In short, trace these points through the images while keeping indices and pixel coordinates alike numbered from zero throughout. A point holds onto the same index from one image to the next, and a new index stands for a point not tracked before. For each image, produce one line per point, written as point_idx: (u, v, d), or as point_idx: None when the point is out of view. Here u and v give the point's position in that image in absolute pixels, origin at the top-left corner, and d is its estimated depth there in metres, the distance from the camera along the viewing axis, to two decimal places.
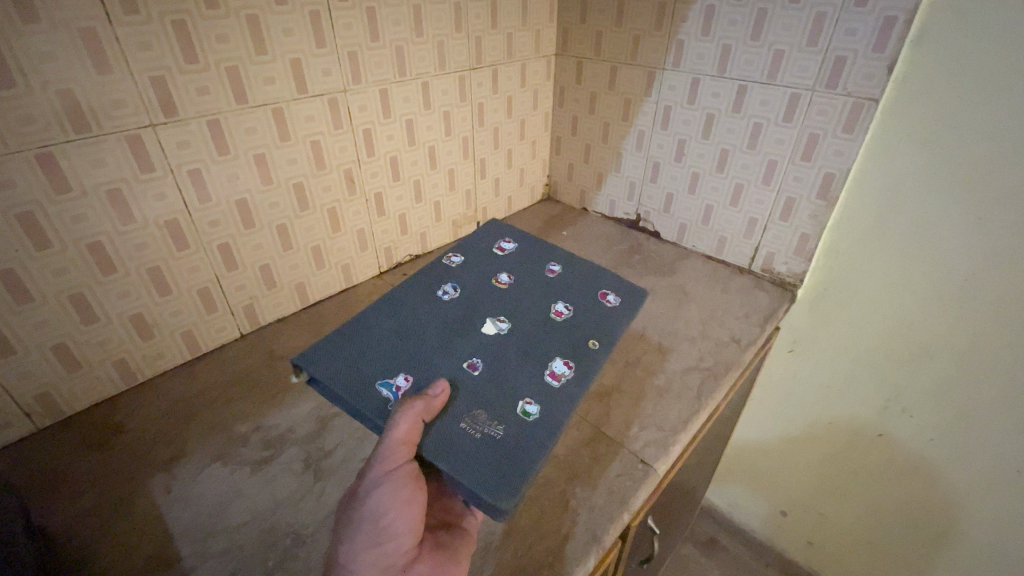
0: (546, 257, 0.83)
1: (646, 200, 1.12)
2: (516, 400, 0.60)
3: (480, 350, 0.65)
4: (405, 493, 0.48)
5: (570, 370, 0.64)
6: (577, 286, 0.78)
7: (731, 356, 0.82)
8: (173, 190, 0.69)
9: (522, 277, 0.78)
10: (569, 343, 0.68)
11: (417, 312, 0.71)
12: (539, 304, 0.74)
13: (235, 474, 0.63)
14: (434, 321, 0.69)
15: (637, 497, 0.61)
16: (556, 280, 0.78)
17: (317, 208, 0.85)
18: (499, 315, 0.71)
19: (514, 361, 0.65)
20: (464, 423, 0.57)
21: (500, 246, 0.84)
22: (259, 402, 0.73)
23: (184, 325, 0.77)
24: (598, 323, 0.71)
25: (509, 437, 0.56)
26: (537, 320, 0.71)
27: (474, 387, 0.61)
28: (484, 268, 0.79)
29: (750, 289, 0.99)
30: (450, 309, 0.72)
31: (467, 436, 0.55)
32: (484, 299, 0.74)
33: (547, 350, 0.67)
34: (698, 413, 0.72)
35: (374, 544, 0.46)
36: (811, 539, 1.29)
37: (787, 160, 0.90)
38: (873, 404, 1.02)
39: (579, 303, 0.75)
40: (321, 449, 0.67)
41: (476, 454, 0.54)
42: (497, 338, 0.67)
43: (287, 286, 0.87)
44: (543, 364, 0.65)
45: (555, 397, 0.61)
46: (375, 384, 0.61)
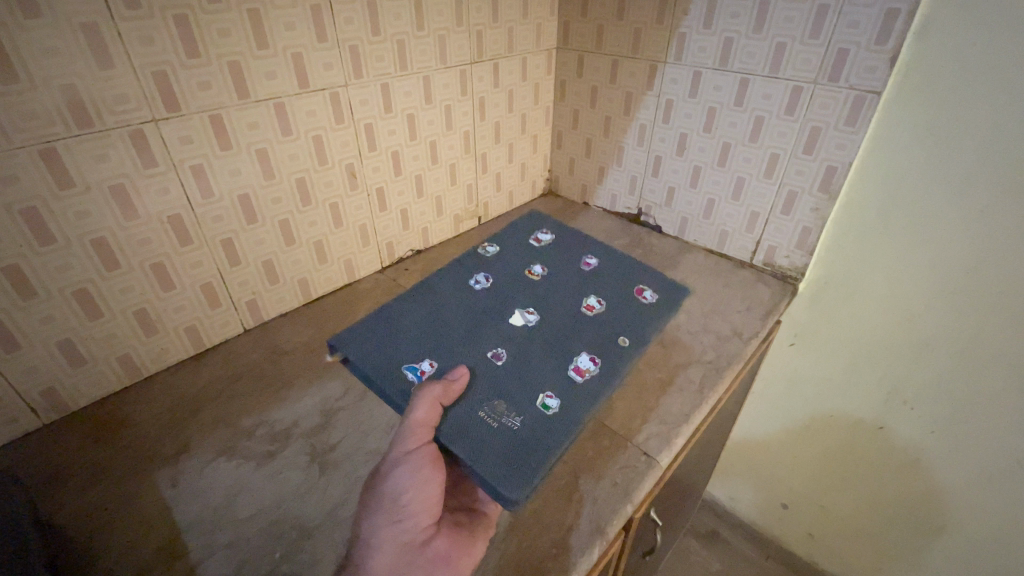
0: (581, 251, 0.84)
1: (647, 194, 1.12)
2: (537, 393, 0.61)
3: (506, 340, 0.67)
4: (423, 472, 0.49)
5: (595, 365, 0.64)
6: (612, 282, 0.78)
7: (734, 349, 0.83)
8: (176, 186, 0.69)
9: (556, 270, 0.79)
10: (598, 338, 0.68)
11: (447, 299, 0.73)
12: (571, 297, 0.75)
13: (241, 468, 0.64)
14: (464, 310, 0.71)
15: (640, 488, 0.62)
16: (590, 274, 0.79)
17: (319, 203, 0.85)
18: (528, 306, 0.72)
19: (541, 352, 0.66)
20: (483, 411, 0.58)
21: (534, 241, 0.86)
22: (265, 397, 0.74)
23: (188, 320, 0.77)
24: (629, 321, 0.72)
25: (529, 427, 0.57)
26: (567, 312, 0.72)
27: (496, 376, 0.62)
28: (518, 261, 0.81)
29: (752, 283, 0.99)
30: (482, 299, 0.73)
31: (486, 425, 0.57)
32: (515, 291, 0.75)
33: (573, 343, 0.67)
34: (700, 405, 0.73)
35: (394, 521, 0.47)
36: (811, 531, 1.29)
37: (789, 153, 0.90)
38: (875, 397, 1.02)
39: (609, 298, 0.75)
40: (326, 443, 0.67)
41: (494, 442, 0.55)
42: (524, 329, 0.69)
43: (289, 281, 0.88)
44: (567, 358, 0.65)
45: (579, 392, 0.61)
46: (402, 367, 0.63)
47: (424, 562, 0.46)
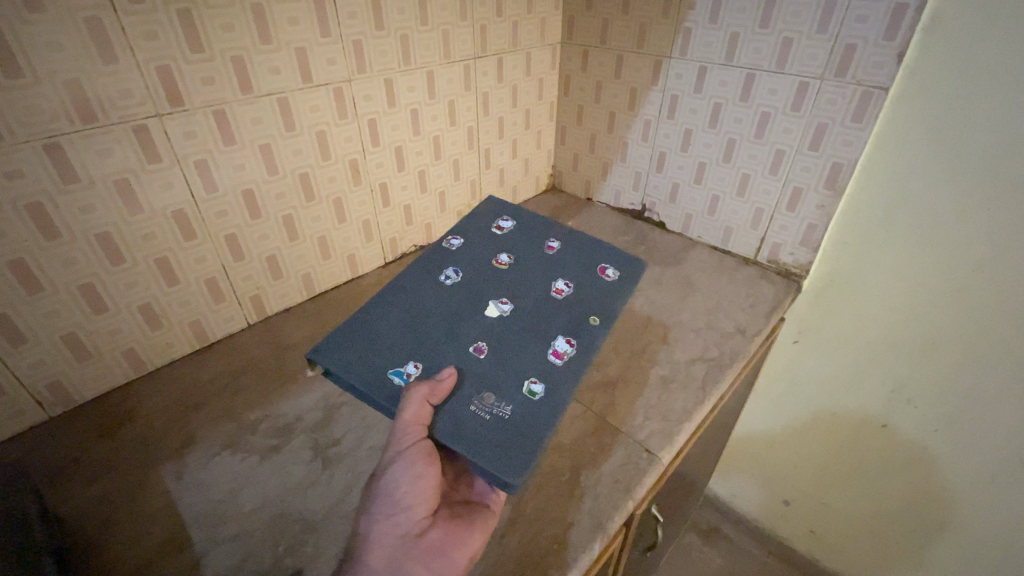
0: (543, 232, 0.80)
1: (651, 191, 1.12)
2: (521, 381, 0.60)
3: (484, 333, 0.65)
4: (417, 468, 0.50)
5: (571, 347, 0.64)
6: (576, 262, 0.76)
7: (737, 347, 0.82)
8: (180, 181, 0.69)
9: (522, 255, 0.76)
10: (571, 320, 0.67)
11: (419, 298, 0.69)
12: (540, 282, 0.72)
13: (245, 461, 0.64)
14: (438, 308, 0.67)
15: (642, 485, 0.62)
16: (556, 256, 0.76)
17: (323, 198, 0.85)
18: (501, 296, 0.70)
19: (519, 341, 0.64)
20: (473, 405, 0.57)
21: (498, 227, 0.80)
22: (269, 391, 0.74)
23: (192, 314, 0.78)
24: (598, 298, 0.71)
25: (518, 416, 0.57)
26: (538, 299, 0.70)
27: (481, 371, 0.60)
28: (484, 248, 0.77)
29: (756, 280, 0.99)
30: (454, 295, 0.70)
31: (476, 420, 0.56)
32: (485, 281, 0.71)
33: (546, 328, 0.66)
34: (703, 403, 0.72)
35: (389, 515, 0.48)
36: (813, 528, 1.28)
37: (795, 149, 0.89)
38: (878, 395, 1.02)
39: (574, 279, 0.73)
40: (329, 437, 0.67)
41: (487, 434, 0.55)
42: (501, 321, 0.66)
43: (293, 276, 0.88)
44: (544, 344, 0.64)
45: (561, 375, 0.61)
46: (386, 373, 0.60)
47: (418, 553, 0.47)
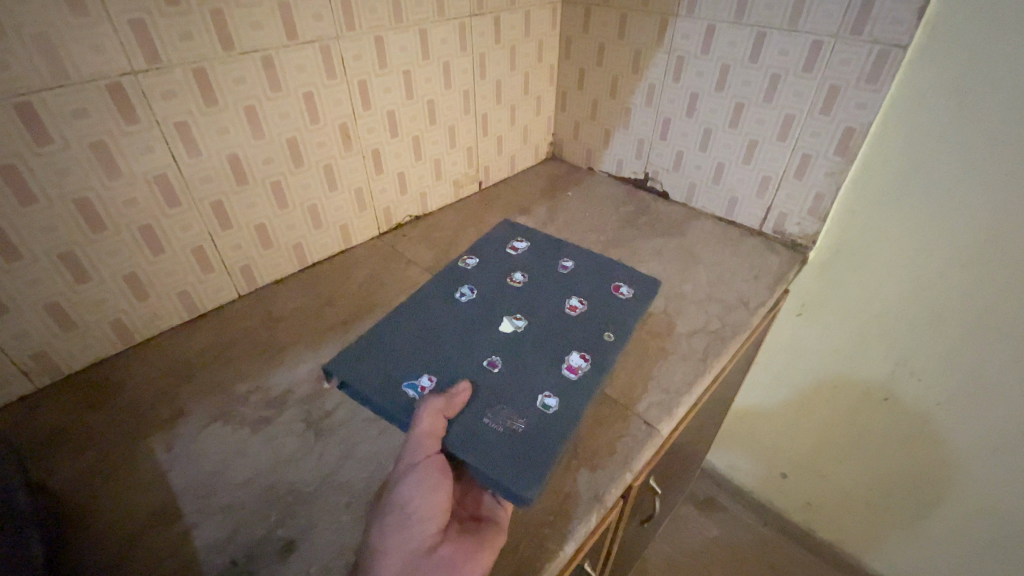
0: (558, 253, 0.82)
1: (654, 159, 1.08)
2: (535, 394, 0.60)
3: (498, 347, 0.65)
4: (431, 479, 0.48)
5: (586, 362, 0.64)
6: (590, 281, 0.77)
7: (739, 319, 0.80)
8: (161, 144, 0.66)
9: (537, 275, 0.77)
10: (585, 336, 0.67)
11: (434, 312, 0.70)
12: (554, 299, 0.73)
13: (236, 433, 0.63)
14: (454, 322, 0.68)
15: (640, 458, 0.61)
16: (571, 276, 0.77)
17: (312, 164, 0.82)
18: (516, 312, 0.70)
19: (533, 356, 0.64)
20: (487, 418, 0.57)
21: (512, 249, 0.82)
22: (261, 363, 0.72)
23: (181, 285, 0.76)
24: (613, 315, 0.71)
25: (531, 428, 0.56)
26: (551, 316, 0.70)
27: (494, 384, 0.61)
28: (500, 267, 0.78)
29: (762, 251, 0.96)
30: (469, 310, 0.70)
31: (489, 430, 0.55)
32: (501, 298, 0.73)
33: (559, 343, 0.66)
34: (703, 375, 0.71)
35: (400, 526, 0.45)
36: (809, 500, 1.28)
37: (805, 114, 0.85)
38: (881, 368, 1.00)
39: (587, 297, 0.74)
40: (322, 409, 0.66)
41: (499, 444, 0.54)
42: (515, 335, 0.67)
43: (284, 246, 0.85)
44: (558, 359, 0.64)
45: (575, 389, 0.61)
46: (400, 385, 0.60)
47: (429, 568, 0.43)
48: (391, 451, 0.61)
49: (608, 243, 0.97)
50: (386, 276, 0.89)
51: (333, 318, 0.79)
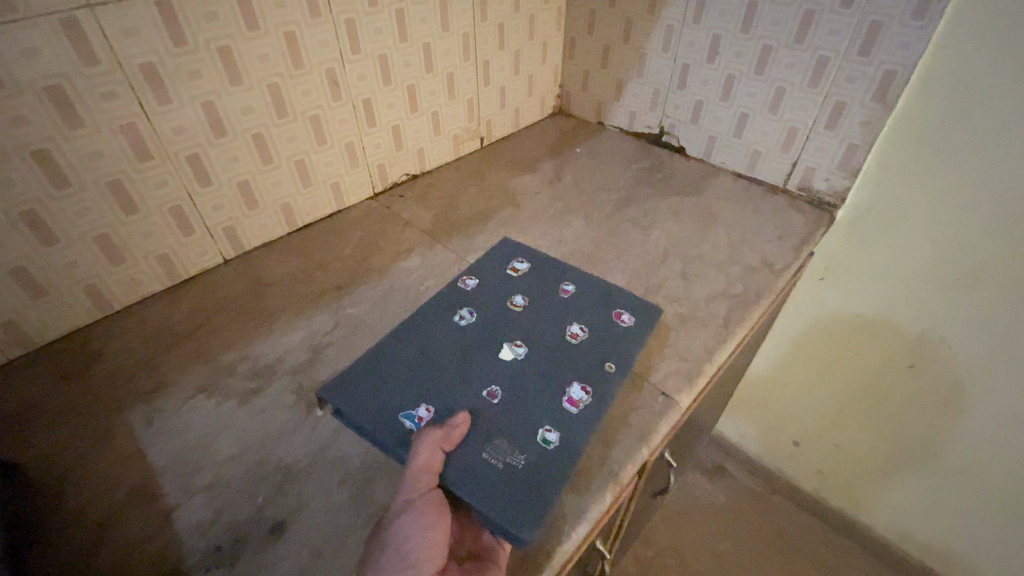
0: (561, 272, 0.73)
1: (670, 111, 1.00)
2: (532, 430, 0.53)
3: (493, 377, 0.58)
4: (428, 518, 0.43)
5: (587, 395, 0.56)
6: (593, 303, 0.68)
7: (763, 282, 0.74)
8: (126, 89, 0.59)
9: (538, 295, 0.69)
10: (585, 365, 0.60)
11: (427, 336, 0.63)
12: (554, 323, 0.65)
13: (221, 406, 0.58)
14: (449, 354, 0.61)
15: (658, 431, 0.56)
16: (572, 297, 0.69)
17: (297, 114, 0.75)
18: (514, 337, 0.63)
19: (530, 388, 0.57)
20: (482, 453, 0.51)
21: (513, 268, 0.73)
22: (248, 330, 0.67)
23: (159, 247, 0.70)
24: (615, 342, 0.63)
25: (528, 468, 0.50)
26: (551, 342, 0.62)
27: (488, 418, 0.54)
28: (499, 287, 0.70)
29: (785, 210, 0.89)
30: (466, 337, 0.62)
31: (483, 467, 0.50)
32: (501, 322, 0.65)
33: (558, 372, 0.59)
34: (725, 343, 0.65)
35: (394, 570, 0.41)
36: (821, 470, 1.25)
37: (840, 56, 0.77)
38: (908, 334, 0.95)
39: (586, 321, 0.65)
40: (313, 380, 0.61)
41: (493, 488, 0.48)
42: (513, 364, 0.59)
43: (270, 206, 0.79)
44: (557, 390, 0.57)
45: (573, 427, 0.54)
46: (390, 417, 0.54)
47: None
48: None
49: (620, 202, 0.90)
50: (381, 239, 0.82)
51: (324, 284, 0.74)
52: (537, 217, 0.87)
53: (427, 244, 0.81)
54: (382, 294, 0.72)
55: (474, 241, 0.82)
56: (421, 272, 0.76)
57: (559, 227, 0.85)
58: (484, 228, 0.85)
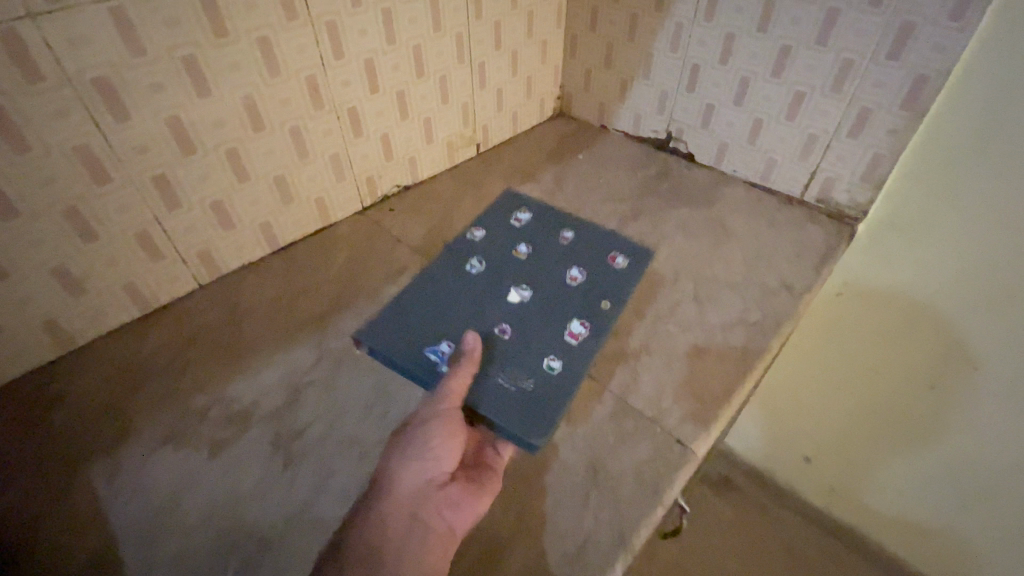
0: (558, 221, 0.71)
1: (679, 114, 0.93)
2: (538, 358, 0.55)
3: (499, 314, 0.58)
4: (450, 430, 0.46)
5: (586, 327, 0.57)
6: (588, 247, 0.67)
7: (782, 307, 0.69)
8: (78, 106, 0.53)
9: (535, 243, 0.68)
10: (581, 303, 0.60)
11: (436, 286, 0.62)
12: (551, 266, 0.64)
13: (190, 459, 0.53)
14: (456, 289, 0.61)
15: (673, 486, 0.51)
16: (574, 236, 0.69)
17: (275, 126, 0.68)
18: (514, 280, 0.63)
19: (532, 321, 0.58)
20: (494, 381, 0.52)
21: (518, 216, 0.71)
22: (222, 368, 0.61)
23: (125, 276, 0.64)
24: (612, 284, 0.63)
25: (537, 390, 0.52)
26: (555, 280, 0.63)
27: (498, 353, 0.55)
28: (502, 239, 0.68)
29: (803, 223, 0.83)
30: (473, 288, 0.62)
31: (496, 391, 0.51)
32: (506, 269, 0.64)
33: (562, 307, 0.60)
34: (744, 380, 0.60)
35: (414, 460, 0.45)
36: (833, 485, 1.20)
37: (867, 58, 0.71)
38: (932, 353, 0.89)
39: (589, 259, 0.66)
40: (292, 427, 0.55)
41: (506, 406, 0.50)
42: (516, 306, 0.60)
43: (249, 226, 0.72)
44: (557, 325, 0.58)
45: (577, 357, 0.55)
46: (417, 350, 0.55)
47: (435, 504, 0.44)
48: (375, 480, 0.51)
49: (626, 215, 0.84)
50: (370, 259, 0.76)
51: (307, 314, 0.68)
52: None
53: (419, 265, 0.75)
54: (370, 324, 0.66)
55: None
56: None
57: None
58: None
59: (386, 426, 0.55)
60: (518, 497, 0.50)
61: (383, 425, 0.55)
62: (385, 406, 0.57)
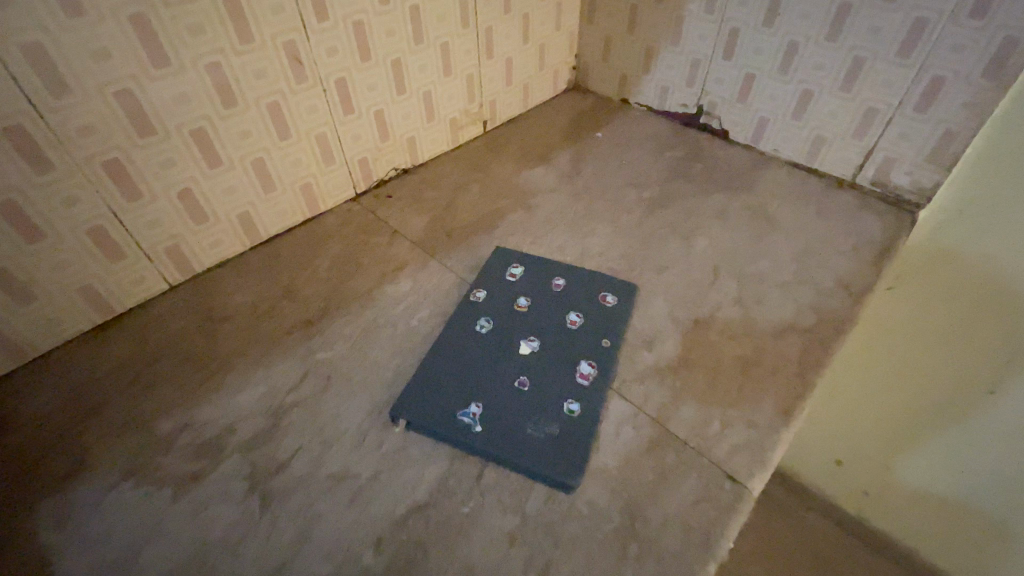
0: (540, 261, 0.63)
1: (712, 86, 0.82)
2: (554, 405, 0.49)
3: (500, 369, 0.52)
4: None
5: (593, 366, 0.52)
6: (576, 283, 0.61)
7: (841, 310, 0.59)
8: (3, 78, 0.44)
9: (522, 285, 0.60)
10: (582, 341, 0.54)
11: (438, 348, 0.54)
12: (542, 312, 0.57)
13: (152, 500, 0.45)
14: (451, 349, 0.54)
15: (729, 534, 0.43)
16: (567, 279, 0.61)
17: (250, 102, 0.58)
18: (506, 331, 0.55)
19: (539, 372, 0.51)
20: (511, 438, 0.46)
21: (511, 269, 0.62)
22: (192, 386, 0.53)
23: (80, 279, 0.55)
24: (609, 319, 0.57)
25: (563, 437, 0.47)
26: (553, 320, 0.56)
27: (507, 409, 0.48)
28: (499, 288, 0.60)
29: (857, 210, 0.73)
30: (477, 344, 0.54)
31: (516, 447, 0.46)
32: (499, 321, 0.56)
33: (566, 347, 0.54)
34: (802, 401, 0.51)
35: None
36: (865, 492, 1.10)
37: (946, 16, 0.60)
38: (993, 359, 0.77)
39: (582, 295, 0.59)
40: (273, 460, 0.47)
41: (529, 457, 0.45)
42: (518, 359, 0.53)
43: (225, 219, 0.63)
44: (562, 368, 0.52)
45: (594, 398, 0.50)
46: (448, 418, 0.48)
47: None
48: (369, 528, 0.43)
49: (655, 202, 0.74)
50: (364, 255, 0.67)
51: (291, 321, 0.59)
52: (554, 223, 0.71)
53: (420, 262, 0.66)
54: (364, 332, 0.58)
55: (478, 256, 0.66)
56: (412, 300, 0.61)
57: (581, 236, 0.69)
58: (489, 238, 0.69)
59: (382, 458, 0.47)
60: (540, 549, 0.42)
61: (379, 457, 0.47)
62: (381, 434, 0.49)
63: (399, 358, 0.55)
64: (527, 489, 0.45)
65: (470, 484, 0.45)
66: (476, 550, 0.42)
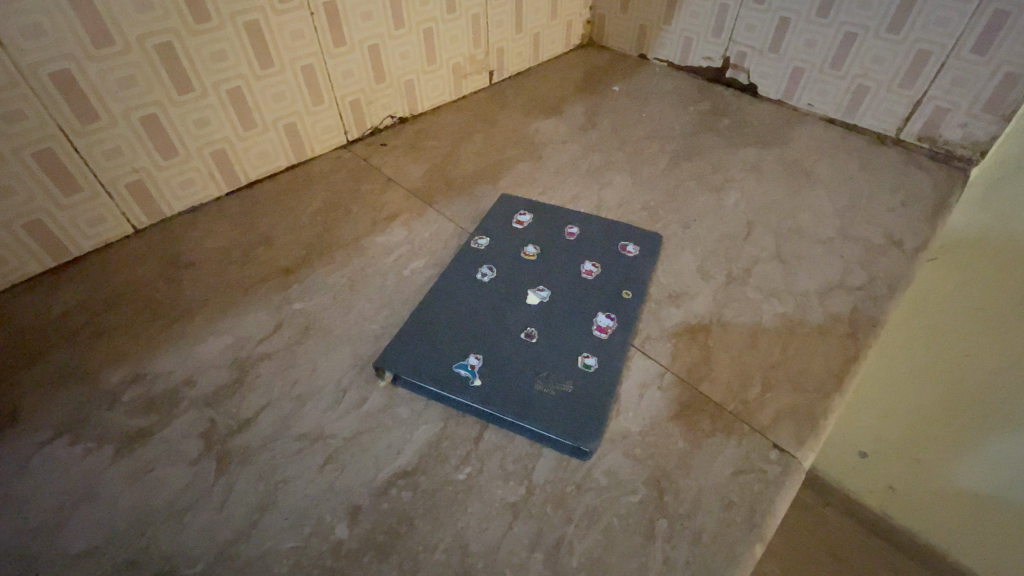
0: (556, 211, 0.56)
1: (742, 34, 0.75)
2: (567, 358, 0.42)
3: (507, 321, 0.44)
4: None
5: (613, 319, 0.45)
6: (594, 234, 0.53)
7: (894, 267, 0.52)
8: None
9: (533, 235, 0.53)
10: (600, 294, 0.47)
11: (434, 298, 0.47)
12: (556, 262, 0.50)
13: (89, 460, 0.38)
14: (450, 297, 0.47)
15: (778, 509, 0.36)
16: (582, 228, 0.54)
17: (225, 19, 0.51)
18: (514, 282, 0.48)
19: (552, 325, 0.44)
20: (517, 393, 0.40)
21: (518, 217, 0.55)
22: (148, 334, 0.46)
23: (25, 211, 0.48)
24: (630, 272, 0.49)
25: (578, 393, 0.40)
26: (566, 270, 0.49)
27: (514, 364, 0.41)
28: (504, 238, 0.53)
29: (904, 166, 0.65)
30: (480, 296, 0.47)
31: (524, 403, 0.39)
32: (507, 271, 0.49)
33: (582, 297, 0.47)
34: (856, 363, 0.44)
35: None
36: (892, 484, 1.02)
37: None
38: None
39: (599, 245, 0.52)
40: (235, 416, 0.40)
41: (538, 416, 0.38)
42: (527, 310, 0.45)
43: (197, 155, 0.56)
44: (578, 321, 0.45)
45: (613, 353, 0.43)
46: (444, 370, 0.41)
47: None
48: (345, 496, 0.36)
49: (679, 155, 0.67)
50: (353, 202, 0.60)
51: (267, 267, 0.52)
52: (567, 173, 0.64)
53: (416, 210, 0.59)
54: (350, 281, 0.51)
55: (481, 206, 0.59)
56: (405, 250, 0.54)
57: (597, 187, 0.62)
58: (494, 188, 0.62)
59: (364, 418, 0.40)
60: (549, 524, 0.35)
61: (360, 416, 0.40)
62: (364, 390, 0.42)
63: (388, 309, 0.48)
64: (534, 455, 0.38)
65: (467, 448, 0.38)
66: (472, 526, 0.34)
